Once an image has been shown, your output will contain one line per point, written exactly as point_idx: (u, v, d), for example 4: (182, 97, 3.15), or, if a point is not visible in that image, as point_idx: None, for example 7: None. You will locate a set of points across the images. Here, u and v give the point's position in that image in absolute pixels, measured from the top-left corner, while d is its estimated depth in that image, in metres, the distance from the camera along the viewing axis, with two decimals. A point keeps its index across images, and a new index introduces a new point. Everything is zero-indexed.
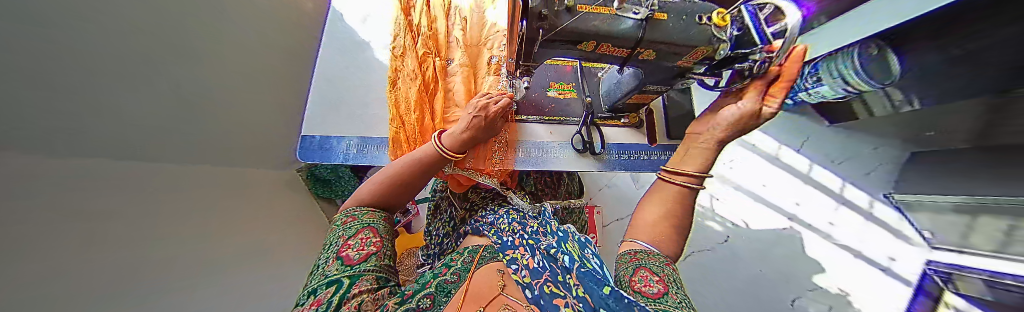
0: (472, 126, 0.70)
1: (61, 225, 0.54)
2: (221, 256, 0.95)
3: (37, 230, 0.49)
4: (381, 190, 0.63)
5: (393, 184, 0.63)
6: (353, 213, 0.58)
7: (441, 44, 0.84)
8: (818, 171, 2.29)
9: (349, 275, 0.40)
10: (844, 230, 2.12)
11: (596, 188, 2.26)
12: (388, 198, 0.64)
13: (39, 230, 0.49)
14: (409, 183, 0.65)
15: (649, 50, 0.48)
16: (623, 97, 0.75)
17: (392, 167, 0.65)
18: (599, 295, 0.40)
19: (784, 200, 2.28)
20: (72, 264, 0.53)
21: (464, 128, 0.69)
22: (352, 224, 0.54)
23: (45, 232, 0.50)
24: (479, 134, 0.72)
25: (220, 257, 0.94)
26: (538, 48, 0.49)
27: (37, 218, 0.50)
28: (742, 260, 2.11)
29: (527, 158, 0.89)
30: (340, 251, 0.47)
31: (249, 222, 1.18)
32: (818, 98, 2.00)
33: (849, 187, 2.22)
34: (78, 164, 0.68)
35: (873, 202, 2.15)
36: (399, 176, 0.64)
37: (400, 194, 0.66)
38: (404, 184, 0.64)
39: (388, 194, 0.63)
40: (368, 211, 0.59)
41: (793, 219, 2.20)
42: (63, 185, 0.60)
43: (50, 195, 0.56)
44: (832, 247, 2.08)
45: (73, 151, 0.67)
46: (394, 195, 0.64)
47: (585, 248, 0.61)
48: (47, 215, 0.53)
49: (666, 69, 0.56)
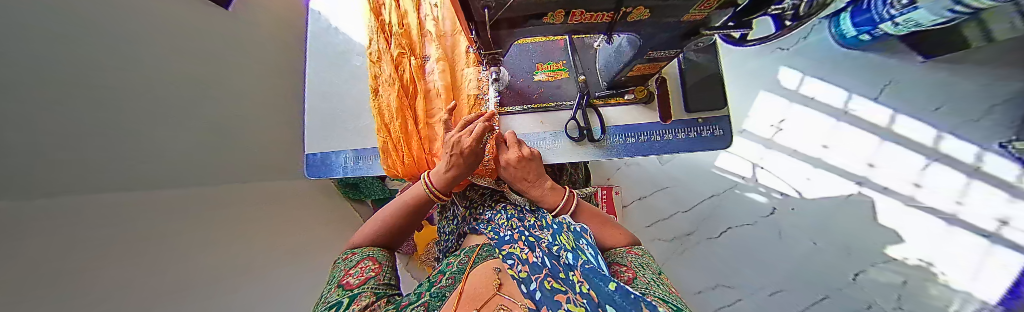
0: (452, 165, 0.65)
1: (111, 265, 0.64)
2: (245, 265, 1.05)
3: (74, 260, 0.57)
4: (376, 236, 0.66)
5: (386, 233, 0.67)
6: (352, 250, 0.63)
7: (415, 42, 0.78)
8: (901, 122, 1.84)
9: (348, 296, 0.43)
10: (936, 192, 1.71)
11: (614, 168, 2.12)
12: (389, 239, 0.67)
13: (88, 268, 0.59)
14: (404, 227, 0.69)
15: (638, 6, 0.35)
16: (623, 70, 0.62)
17: (385, 213, 0.69)
18: (604, 289, 0.32)
19: (851, 163, 1.86)
20: (114, 289, 0.61)
21: (448, 169, 0.66)
22: (354, 257, 0.59)
23: (94, 273, 0.60)
24: (462, 170, 0.67)
25: (246, 267, 1.04)
26: (496, 31, 0.39)
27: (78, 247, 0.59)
28: (790, 233, 1.86)
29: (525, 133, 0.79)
30: (342, 280, 0.51)
31: (282, 230, 1.31)
32: (909, 27, 1.57)
33: (946, 137, 1.76)
34: (130, 196, 0.80)
35: (983, 154, 1.69)
36: (392, 223, 0.67)
37: (397, 235, 0.69)
38: (396, 229, 0.68)
39: (383, 240, 0.66)
40: (369, 246, 0.63)
41: (863, 183, 1.82)
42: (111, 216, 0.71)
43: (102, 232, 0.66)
44: (916, 213, 1.71)
45: (123, 184, 0.79)
46: (391, 236, 0.68)
47: (582, 238, 0.52)
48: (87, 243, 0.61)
49: (671, 28, 0.43)
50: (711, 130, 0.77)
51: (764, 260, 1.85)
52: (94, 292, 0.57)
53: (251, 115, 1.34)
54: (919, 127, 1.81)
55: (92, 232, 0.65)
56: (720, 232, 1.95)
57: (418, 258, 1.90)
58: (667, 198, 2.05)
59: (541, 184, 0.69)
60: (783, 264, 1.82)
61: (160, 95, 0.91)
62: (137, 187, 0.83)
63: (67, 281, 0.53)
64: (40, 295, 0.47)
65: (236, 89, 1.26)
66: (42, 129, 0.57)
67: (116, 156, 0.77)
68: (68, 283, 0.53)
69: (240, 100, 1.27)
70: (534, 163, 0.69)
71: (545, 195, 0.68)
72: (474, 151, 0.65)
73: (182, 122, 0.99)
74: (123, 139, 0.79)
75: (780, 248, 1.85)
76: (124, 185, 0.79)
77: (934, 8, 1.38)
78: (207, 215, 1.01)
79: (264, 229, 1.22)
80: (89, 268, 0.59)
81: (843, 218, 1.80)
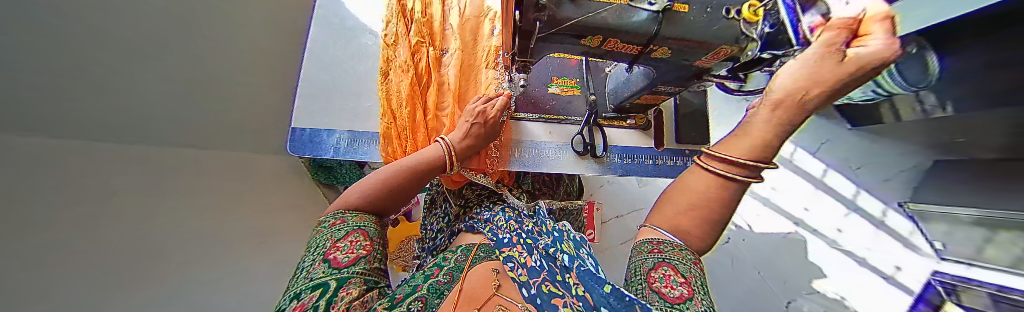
0: (471, 134, 0.69)
1: (119, 205, 0.60)
2: (243, 230, 0.99)
3: (76, 200, 0.52)
4: (376, 197, 0.55)
5: (387, 191, 0.55)
6: (341, 215, 0.50)
7: (436, 33, 0.79)
8: (832, 176, 2.19)
9: (337, 278, 0.37)
10: (854, 237, 2.03)
11: (598, 185, 2.22)
12: (382, 203, 0.56)
13: (99, 210, 0.55)
14: (404, 188, 0.58)
15: (663, 47, 0.41)
16: (630, 98, 0.70)
17: (385, 173, 0.57)
18: (601, 292, 0.36)
19: (793, 205, 2.16)
20: (124, 234, 0.58)
21: (464, 131, 0.69)
22: (341, 226, 0.48)
23: (105, 216, 0.55)
24: (479, 141, 0.71)
25: (245, 233, 0.99)
26: (537, 42, 0.43)
27: (81, 186, 0.54)
28: (740, 261, 2.08)
29: (525, 159, 0.84)
30: (328, 253, 0.42)
31: (265, 203, 1.21)
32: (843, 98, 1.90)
33: (863, 193, 2.11)
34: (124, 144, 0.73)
35: (887, 211, 2.04)
36: (396, 184, 0.56)
37: (397, 200, 0.58)
38: (399, 190, 0.57)
39: (381, 202, 0.55)
40: (360, 213, 0.52)
41: (800, 224, 2.11)
42: (117, 160, 0.66)
43: (109, 176, 0.61)
44: (837, 253, 1.99)
45: (124, 128, 0.73)
46: (390, 201, 0.57)
47: (579, 247, 0.57)
48: (90, 184, 0.56)
49: (682, 68, 0.49)
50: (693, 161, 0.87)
51: (719, 283, 2.03)
52: (100, 234, 0.53)
53: (241, 74, 1.24)
54: (844, 182, 2.16)
55: (98, 172, 0.60)
56: None
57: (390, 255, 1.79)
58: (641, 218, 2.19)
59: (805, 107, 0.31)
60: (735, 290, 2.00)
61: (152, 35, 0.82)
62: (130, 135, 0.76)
63: (69, 217, 0.49)
64: (37, 230, 0.43)
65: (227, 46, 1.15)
66: (24, 46, 0.51)
67: (101, 95, 0.69)
68: (69, 224, 0.48)
69: (231, 58, 1.17)
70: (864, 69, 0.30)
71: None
72: (492, 122, 0.73)
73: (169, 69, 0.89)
74: (109, 79, 0.71)
75: (731, 273, 2.05)
76: (127, 129, 0.74)
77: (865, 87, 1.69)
78: (203, 174, 0.94)
79: (251, 198, 1.13)
80: (94, 212, 0.54)
81: (783, 255, 2.06)
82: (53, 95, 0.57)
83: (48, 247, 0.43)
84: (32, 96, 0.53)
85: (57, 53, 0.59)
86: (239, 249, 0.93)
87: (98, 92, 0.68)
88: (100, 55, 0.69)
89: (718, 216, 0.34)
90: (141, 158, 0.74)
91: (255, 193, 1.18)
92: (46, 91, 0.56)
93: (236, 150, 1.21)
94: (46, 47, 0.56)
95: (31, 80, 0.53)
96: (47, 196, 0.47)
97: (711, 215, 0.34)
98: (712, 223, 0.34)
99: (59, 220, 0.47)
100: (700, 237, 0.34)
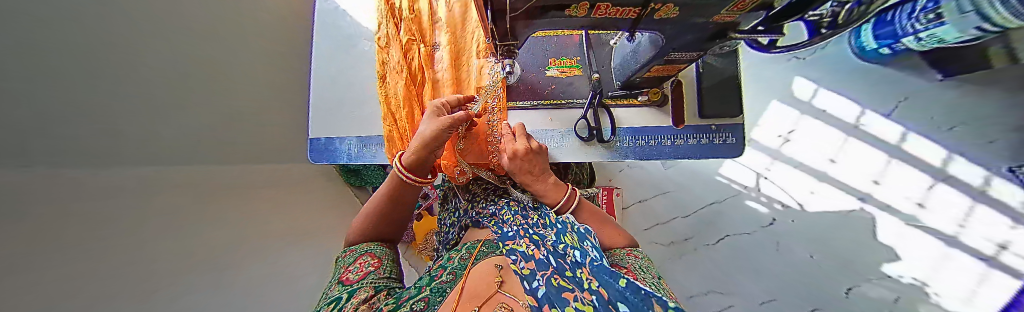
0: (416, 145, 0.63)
1: (143, 230, 0.65)
2: (265, 237, 1.06)
3: (105, 227, 0.57)
4: (370, 229, 0.65)
5: (380, 221, 0.66)
6: (351, 247, 0.61)
7: (425, 28, 0.76)
8: (913, 141, 1.79)
9: (347, 291, 0.43)
10: (938, 214, 1.64)
11: (617, 169, 2.12)
12: (381, 231, 0.66)
13: (139, 233, 0.64)
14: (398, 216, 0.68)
15: (665, 4, 0.33)
16: (639, 71, 0.61)
17: (374, 207, 0.66)
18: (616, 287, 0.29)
19: (857, 179, 1.82)
20: (145, 254, 0.63)
21: (422, 141, 0.62)
22: (353, 254, 0.58)
23: (149, 234, 0.66)
24: (428, 153, 0.63)
25: (267, 240, 1.06)
26: (514, 21, 0.38)
27: (114, 212, 0.60)
28: (789, 245, 1.85)
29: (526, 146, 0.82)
30: (343, 275, 0.50)
31: (296, 209, 1.32)
32: (931, 43, 1.53)
33: (960, 160, 1.68)
34: (169, 168, 0.81)
35: (991, 178, 1.59)
36: (388, 213, 0.66)
37: (392, 230, 0.68)
38: (392, 218, 0.67)
39: (377, 232, 0.65)
40: (366, 242, 0.62)
41: (867, 200, 1.77)
42: (155, 185, 0.74)
43: (141, 199, 0.68)
44: (916, 233, 1.65)
45: (164, 150, 0.81)
46: (385, 230, 0.66)
47: (585, 239, 0.50)
48: (125, 211, 0.63)
49: (696, 27, 0.40)
50: (724, 138, 0.76)
51: (761, 268, 1.85)
52: (122, 257, 0.58)
53: (270, 91, 1.34)
54: (930, 147, 1.75)
55: (137, 197, 0.67)
56: (718, 239, 1.97)
57: (417, 248, 1.90)
58: (667, 202, 2.06)
59: (519, 169, 0.66)
60: (775, 273, 1.83)
61: (174, 63, 0.88)
62: (172, 157, 0.84)
63: (98, 244, 0.54)
64: (66, 260, 0.48)
65: (252, 66, 1.23)
66: (68, 90, 0.57)
67: (147, 125, 0.77)
68: (94, 251, 0.53)
69: (263, 83, 1.29)
70: (518, 155, 0.65)
71: (548, 188, 0.66)
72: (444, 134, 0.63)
73: (199, 96, 0.97)
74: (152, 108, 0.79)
75: (774, 257, 1.86)
76: (165, 150, 0.82)
77: (963, 23, 1.29)
78: (232, 190, 1.03)
79: (280, 204, 1.23)
80: (139, 233, 0.64)
81: (842, 237, 1.76)
82: (100, 129, 0.64)
83: (71, 274, 0.48)
84: (99, 138, 0.63)
85: (104, 91, 0.65)
86: (261, 256, 1.00)
87: (147, 123, 0.77)
88: (139, 83, 0.76)
89: (614, 229, 0.69)
90: (176, 181, 0.81)
91: (290, 201, 1.31)
92: (113, 128, 0.67)
93: (272, 162, 1.33)
94: (88, 88, 0.62)
95: (76, 118, 0.58)
96: (93, 225, 0.55)
97: (613, 223, 0.70)
98: (617, 228, 0.69)
99: (82, 249, 0.51)
100: (621, 237, 0.66)
